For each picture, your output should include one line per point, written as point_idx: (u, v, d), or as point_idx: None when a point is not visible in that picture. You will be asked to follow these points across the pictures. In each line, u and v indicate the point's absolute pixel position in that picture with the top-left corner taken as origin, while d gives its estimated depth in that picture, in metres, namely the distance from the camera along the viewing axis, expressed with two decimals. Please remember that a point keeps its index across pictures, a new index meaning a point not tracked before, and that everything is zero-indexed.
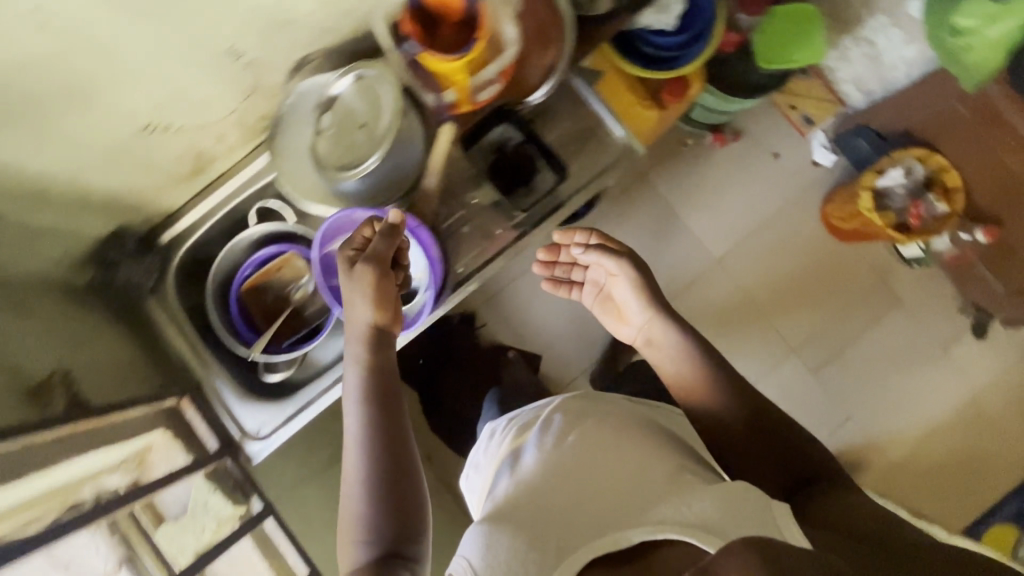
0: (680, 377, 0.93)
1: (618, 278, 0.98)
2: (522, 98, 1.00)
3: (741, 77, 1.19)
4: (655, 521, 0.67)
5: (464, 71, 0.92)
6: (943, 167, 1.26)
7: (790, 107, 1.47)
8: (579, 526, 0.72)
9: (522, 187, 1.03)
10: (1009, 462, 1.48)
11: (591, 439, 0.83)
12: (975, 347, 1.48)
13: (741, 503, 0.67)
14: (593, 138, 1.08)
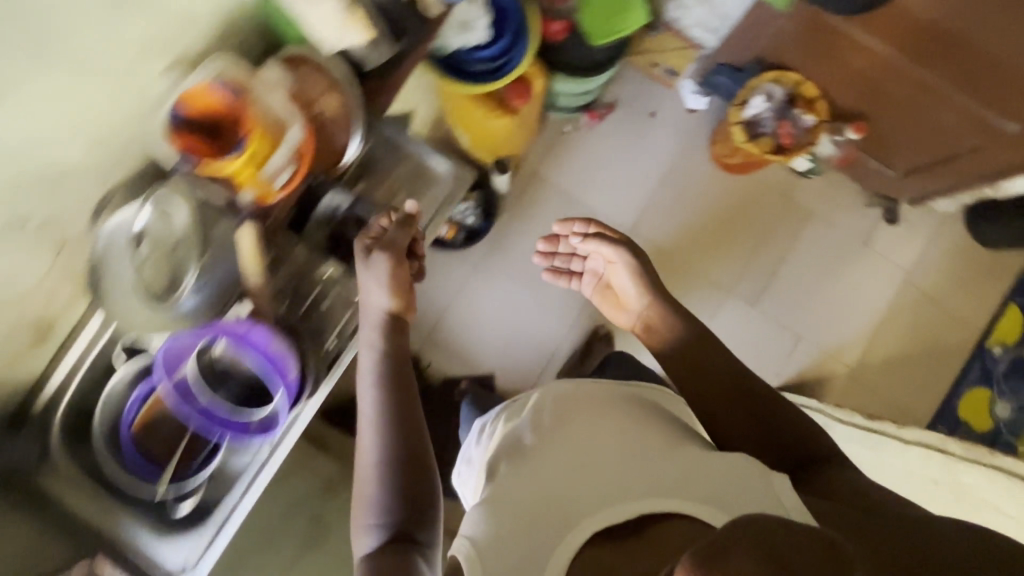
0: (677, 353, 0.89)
1: (616, 264, 0.96)
2: (335, 163, 0.87)
3: (583, 59, 1.20)
4: (653, 495, 0.68)
5: (250, 166, 0.77)
6: (797, 83, 1.29)
7: (651, 65, 1.52)
8: (597, 467, 0.74)
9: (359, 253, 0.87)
10: (954, 330, 1.54)
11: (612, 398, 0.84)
12: (893, 234, 1.52)
13: (729, 468, 0.70)
14: (423, 178, 0.95)
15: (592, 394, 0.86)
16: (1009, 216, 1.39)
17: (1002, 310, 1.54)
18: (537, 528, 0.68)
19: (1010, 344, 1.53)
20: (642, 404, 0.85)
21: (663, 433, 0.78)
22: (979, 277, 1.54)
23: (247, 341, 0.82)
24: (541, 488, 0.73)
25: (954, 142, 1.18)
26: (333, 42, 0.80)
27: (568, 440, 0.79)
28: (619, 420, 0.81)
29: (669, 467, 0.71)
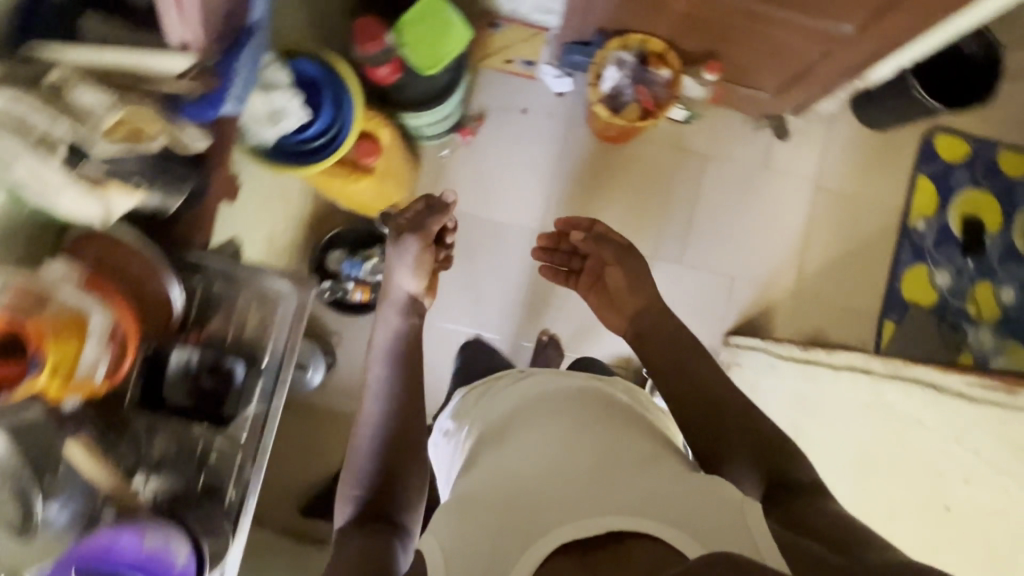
0: (661, 356, 0.97)
1: (614, 265, 1.11)
2: (165, 321, 0.85)
3: (422, 89, 1.20)
4: (619, 511, 0.69)
5: (60, 380, 0.71)
6: (643, 42, 1.26)
7: (505, 62, 1.48)
8: (567, 462, 0.78)
9: (225, 399, 0.89)
10: (876, 218, 1.55)
11: (603, 413, 0.88)
12: (789, 147, 1.53)
13: (699, 500, 0.69)
14: (266, 299, 0.96)
15: (569, 397, 0.90)
16: (887, 99, 1.39)
17: (914, 185, 1.56)
18: (504, 515, 0.73)
19: (930, 215, 1.55)
20: (621, 414, 0.89)
21: (645, 454, 0.79)
22: (883, 159, 1.55)
23: (115, 558, 0.72)
24: (511, 478, 0.78)
25: (803, 56, 1.18)
26: (89, 213, 0.70)
27: (549, 428, 0.85)
28: (604, 424, 0.84)
29: (643, 487, 0.72)
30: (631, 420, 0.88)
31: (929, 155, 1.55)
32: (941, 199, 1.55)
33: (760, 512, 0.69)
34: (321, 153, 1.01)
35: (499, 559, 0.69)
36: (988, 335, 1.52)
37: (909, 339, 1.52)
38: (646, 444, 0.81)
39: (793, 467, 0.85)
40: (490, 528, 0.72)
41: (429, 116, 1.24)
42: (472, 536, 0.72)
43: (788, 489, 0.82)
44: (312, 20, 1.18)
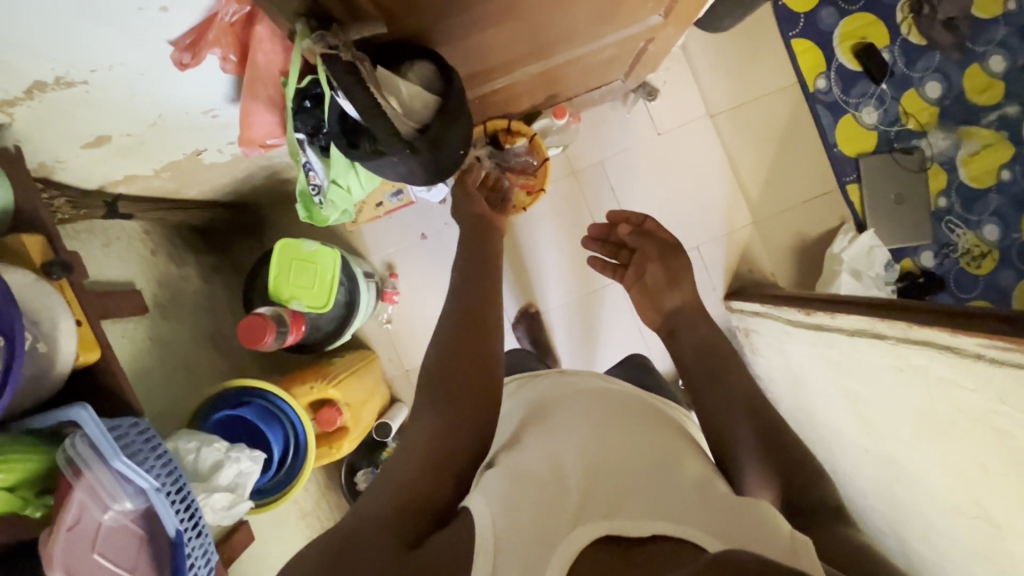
0: (694, 359, 0.90)
1: (651, 253, 1.08)
2: None
3: (332, 314, 1.17)
4: (672, 518, 0.62)
5: None
6: (484, 129, 1.21)
7: (376, 207, 1.37)
8: (611, 459, 0.72)
9: None
10: (778, 103, 1.50)
11: (640, 414, 0.83)
12: (665, 99, 1.48)
13: (738, 518, 0.62)
14: None
15: (609, 398, 0.85)
16: (723, 8, 1.32)
17: (792, 52, 1.50)
18: (545, 504, 0.65)
19: (825, 69, 1.50)
20: (664, 422, 0.82)
21: (692, 471, 0.71)
22: (752, 49, 1.49)
23: None
24: (561, 470, 0.70)
25: (632, 50, 1.12)
26: None
27: (580, 419, 0.79)
28: (633, 428, 0.78)
29: (693, 503, 0.65)
30: (679, 433, 0.81)
31: (789, 18, 1.49)
32: (824, 48, 1.50)
33: (804, 539, 0.59)
34: (292, 465, 0.98)
35: (530, 534, 0.60)
36: (939, 137, 1.50)
37: (875, 186, 1.49)
38: (697, 463, 0.74)
39: (807, 458, 0.75)
40: (537, 511, 0.63)
41: (345, 332, 1.20)
42: (519, 509, 0.63)
43: (811, 503, 0.70)
44: (192, 329, 1.12)
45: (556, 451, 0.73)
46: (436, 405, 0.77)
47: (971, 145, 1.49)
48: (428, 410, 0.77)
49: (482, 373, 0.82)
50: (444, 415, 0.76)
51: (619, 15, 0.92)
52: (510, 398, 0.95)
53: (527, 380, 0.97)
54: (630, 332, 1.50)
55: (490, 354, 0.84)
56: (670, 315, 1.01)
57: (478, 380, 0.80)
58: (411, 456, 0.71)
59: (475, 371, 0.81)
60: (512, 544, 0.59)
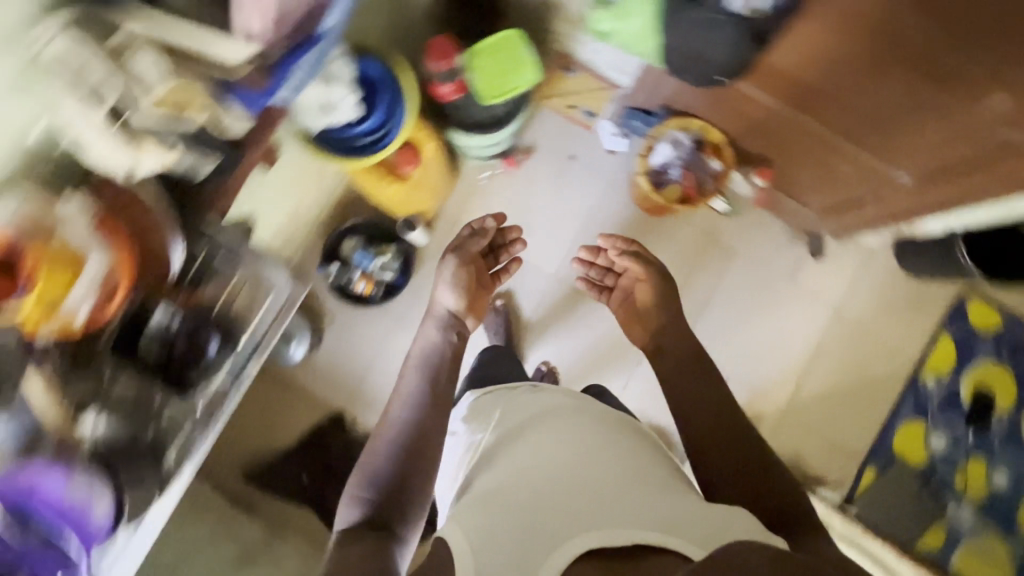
0: (678, 372, 0.92)
1: (645, 281, 1.07)
2: (163, 277, 0.79)
3: (483, 116, 1.24)
4: (652, 523, 0.68)
5: (39, 313, 0.69)
6: (703, 129, 1.28)
7: (569, 107, 1.48)
8: (588, 477, 0.76)
9: (183, 376, 0.83)
10: (888, 360, 1.52)
11: (615, 435, 0.85)
12: (821, 267, 1.51)
13: (713, 520, 0.69)
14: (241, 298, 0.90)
15: (583, 413, 0.88)
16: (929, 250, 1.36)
17: (934, 342, 1.52)
18: (522, 520, 0.70)
19: (942, 375, 1.50)
20: (640, 437, 0.87)
21: (658, 478, 0.78)
22: (911, 306, 1.52)
23: (42, 497, 0.70)
24: (544, 484, 0.75)
25: (859, 189, 1.17)
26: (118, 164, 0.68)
27: (554, 434, 0.83)
28: (609, 447, 0.82)
29: (666, 507, 0.70)
30: (642, 439, 0.87)
31: (958, 316, 1.51)
32: (958, 362, 1.51)
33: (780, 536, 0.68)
34: (369, 150, 1.03)
35: (522, 559, 0.67)
36: (971, 513, 1.45)
37: (887, 490, 1.47)
38: (661, 465, 0.81)
39: (805, 497, 0.79)
40: (511, 530, 0.69)
41: (468, 141, 1.27)
42: (499, 531, 0.70)
43: (785, 523, 0.75)
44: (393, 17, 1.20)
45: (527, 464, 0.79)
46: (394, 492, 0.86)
47: (985, 545, 1.44)
48: (386, 497, 0.86)
49: (432, 448, 0.90)
50: (405, 512, 0.85)
51: (893, 139, 0.97)
52: (484, 408, 0.98)
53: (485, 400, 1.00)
54: (619, 378, 1.49)
55: (438, 424, 0.92)
56: (659, 331, 1.00)
57: (435, 458, 0.90)
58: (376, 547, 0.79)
59: (430, 447, 0.90)
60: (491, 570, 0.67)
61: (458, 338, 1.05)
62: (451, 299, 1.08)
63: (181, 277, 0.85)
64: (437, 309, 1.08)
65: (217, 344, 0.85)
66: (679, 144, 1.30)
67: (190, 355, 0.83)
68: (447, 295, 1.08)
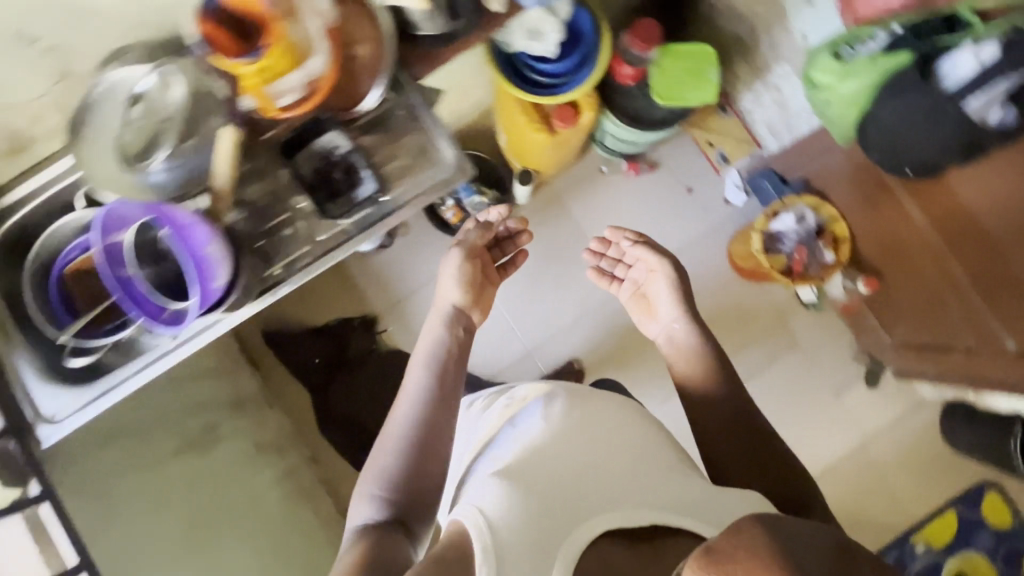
0: (687, 369, 0.94)
1: (658, 272, 1.01)
2: (353, 104, 0.76)
3: (643, 111, 1.21)
4: (667, 508, 0.68)
5: (257, 77, 0.66)
6: (831, 216, 1.28)
7: (707, 144, 1.52)
8: (597, 462, 0.76)
9: (326, 198, 0.79)
10: (892, 512, 1.50)
11: (619, 423, 0.84)
12: (867, 396, 1.51)
13: (726, 506, 0.69)
14: (417, 158, 0.82)
15: (590, 403, 0.87)
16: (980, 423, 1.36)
17: (939, 514, 1.49)
18: (537, 497, 0.70)
19: (936, 548, 1.48)
20: (648, 428, 0.86)
21: (667, 461, 0.78)
22: (936, 472, 1.50)
23: (185, 235, 0.73)
24: (555, 463, 0.75)
25: (953, 334, 1.12)
26: None
27: (561, 422, 0.83)
28: (616, 434, 0.81)
29: (680, 492, 0.71)
30: (646, 423, 0.87)
31: (974, 501, 1.50)
32: (956, 544, 1.49)
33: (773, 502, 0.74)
34: (544, 91, 1.03)
35: (543, 542, 0.65)
36: None
37: None
38: (665, 450, 0.82)
39: (807, 485, 0.84)
40: (529, 513, 0.68)
41: (612, 129, 1.28)
42: (520, 514, 0.68)
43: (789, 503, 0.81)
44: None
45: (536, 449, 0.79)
46: (409, 486, 0.83)
47: None
48: (402, 488, 0.83)
49: (441, 442, 0.88)
50: (417, 505, 0.83)
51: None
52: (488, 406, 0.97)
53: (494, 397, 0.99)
54: None
55: (447, 420, 0.90)
56: (669, 320, 0.99)
57: (444, 447, 0.88)
58: (389, 544, 0.77)
59: (441, 441, 0.88)
60: (513, 557, 0.64)
61: (465, 334, 1.01)
62: (455, 294, 1.03)
63: (364, 117, 0.80)
64: (440, 302, 1.02)
65: (373, 181, 0.80)
66: (803, 220, 1.28)
67: (343, 183, 0.79)
68: (451, 287, 1.03)
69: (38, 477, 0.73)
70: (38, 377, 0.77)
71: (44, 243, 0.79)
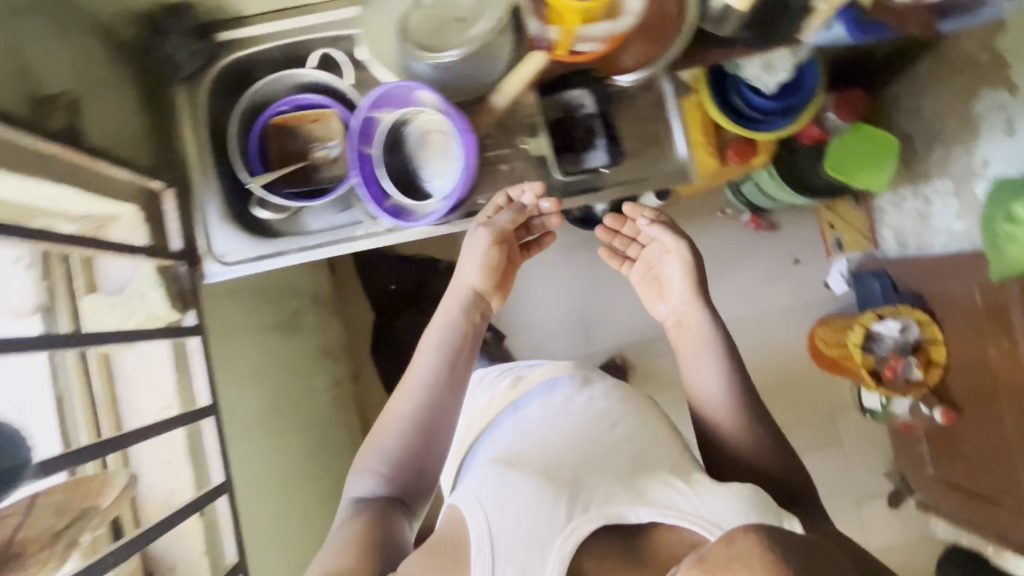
0: (690, 364, 0.70)
1: (675, 254, 0.71)
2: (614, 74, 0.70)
3: (805, 174, 1.21)
4: (668, 504, 0.55)
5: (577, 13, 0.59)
6: (930, 338, 1.28)
7: (829, 226, 1.53)
8: (595, 459, 0.63)
9: (561, 151, 0.73)
10: None
11: (627, 415, 0.72)
12: (885, 514, 1.53)
13: (742, 506, 0.53)
14: (650, 142, 0.75)
15: (586, 396, 0.74)
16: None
17: None
18: (529, 492, 0.58)
19: None
20: (657, 424, 0.73)
21: (667, 454, 0.65)
22: None
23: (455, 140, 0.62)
24: (546, 457, 0.64)
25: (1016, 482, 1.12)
26: None
27: (564, 414, 0.71)
28: (624, 430, 0.68)
29: (688, 485, 0.57)
30: (649, 421, 0.73)
31: None
32: None
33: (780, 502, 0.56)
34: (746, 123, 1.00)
35: (535, 542, 0.54)
36: None
37: None
38: (668, 448, 0.67)
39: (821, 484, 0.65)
40: (526, 503, 0.56)
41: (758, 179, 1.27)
42: (524, 506, 0.56)
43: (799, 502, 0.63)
44: None
45: (539, 442, 0.68)
46: (415, 465, 0.64)
47: None
48: (406, 475, 0.64)
49: (449, 416, 0.66)
50: (422, 484, 0.65)
51: None
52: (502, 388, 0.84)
53: (507, 384, 0.83)
54: None
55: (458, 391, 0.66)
56: (679, 299, 0.72)
57: (452, 423, 0.66)
58: (387, 530, 0.59)
59: (449, 417, 0.65)
60: (507, 555, 0.53)
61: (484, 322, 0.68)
62: (477, 273, 0.67)
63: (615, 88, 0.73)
64: (452, 283, 0.68)
65: (605, 154, 0.74)
66: (908, 329, 1.28)
67: (578, 143, 0.73)
68: (473, 268, 0.67)
69: (197, 307, 0.67)
70: (217, 218, 0.70)
71: (269, 85, 0.73)
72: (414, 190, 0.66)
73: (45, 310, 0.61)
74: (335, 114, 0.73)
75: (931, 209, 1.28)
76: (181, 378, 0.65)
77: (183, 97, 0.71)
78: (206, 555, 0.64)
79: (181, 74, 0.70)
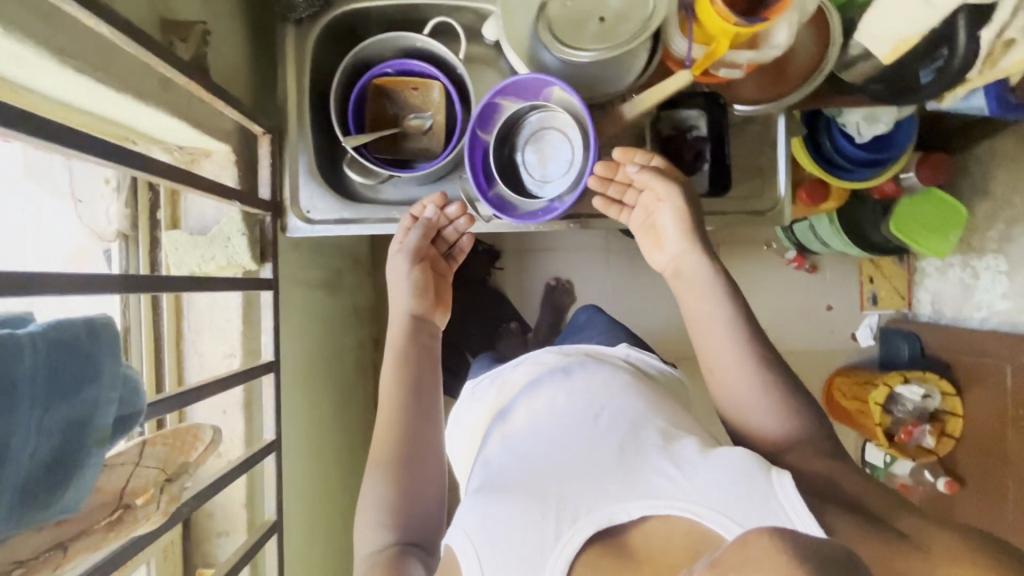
0: (702, 325, 0.59)
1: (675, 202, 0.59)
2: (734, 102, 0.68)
3: (867, 227, 1.19)
4: (658, 496, 0.47)
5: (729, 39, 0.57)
6: (948, 409, 1.23)
7: (867, 279, 1.49)
8: (578, 452, 0.54)
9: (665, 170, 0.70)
10: None
11: (605, 381, 0.62)
12: None
13: (735, 479, 0.46)
14: (751, 179, 0.74)
15: (567, 370, 0.65)
16: None
17: None
18: (514, 503, 0.50)
19: None
20: (665, 400, 0.63)
21: (656, 425, 0.55)
22: None
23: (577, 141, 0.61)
24: (524, 452, 0.56)
25: None
26: (877, 34, 0.59)
27: (542, 391, 0.63)
28: (602, 404, 0.59)
29: (672, 471, 0.49)
30: (640, 387, 0.62)
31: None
32: None
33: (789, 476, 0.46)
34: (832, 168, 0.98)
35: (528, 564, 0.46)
36: None
37: None
38: (654, 412, 0.58)
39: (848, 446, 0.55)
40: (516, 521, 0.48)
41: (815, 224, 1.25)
42: (507, 522, 0.48)
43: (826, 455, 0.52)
44: None
45: (515, 440, 0.58)
46: (418, 514, 0.59)
47: None
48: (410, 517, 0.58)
49: (433, 449, 0.63)
50: (431, 521, 0.60)
51: None
52: (486, 384, 0.76)
53: (494, 381, 0.75)
54: None
55: (433, 414, 0.64)
56: (682, 248, 0.60)
57: (440, 453, 0.62)
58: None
59: (432, 444, 0.62)
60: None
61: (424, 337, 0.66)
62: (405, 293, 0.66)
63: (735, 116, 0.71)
64: (390, 318, 0.67)
65: (707, 181, 0.71)
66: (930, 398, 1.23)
67: (684, 165, 0.70)
68: (402, 295, 0.66)
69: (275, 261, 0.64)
70: (305, 173, 0.68)
71: (376, 44, 0.70)
72: (519, 185, 0.65)
73: (124, 238, 0.60)
74: (437, 84, 0.69)
75: (976, 282, 1.24)
76: (247, 330, 0.64)
77: (291, 41, 0.68)
78: (246, 507, 0.65)
79: (292, 15, 0.66)
